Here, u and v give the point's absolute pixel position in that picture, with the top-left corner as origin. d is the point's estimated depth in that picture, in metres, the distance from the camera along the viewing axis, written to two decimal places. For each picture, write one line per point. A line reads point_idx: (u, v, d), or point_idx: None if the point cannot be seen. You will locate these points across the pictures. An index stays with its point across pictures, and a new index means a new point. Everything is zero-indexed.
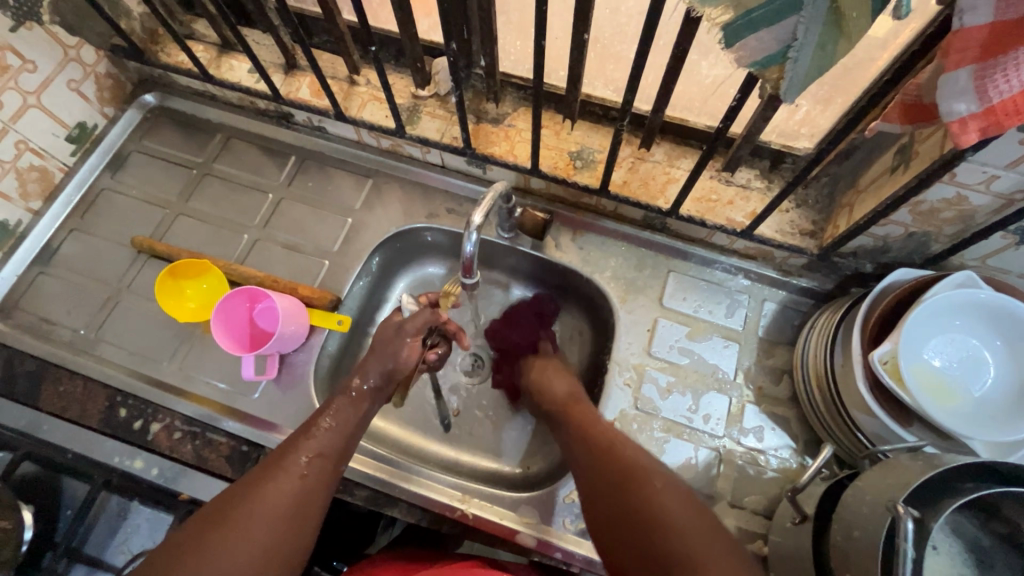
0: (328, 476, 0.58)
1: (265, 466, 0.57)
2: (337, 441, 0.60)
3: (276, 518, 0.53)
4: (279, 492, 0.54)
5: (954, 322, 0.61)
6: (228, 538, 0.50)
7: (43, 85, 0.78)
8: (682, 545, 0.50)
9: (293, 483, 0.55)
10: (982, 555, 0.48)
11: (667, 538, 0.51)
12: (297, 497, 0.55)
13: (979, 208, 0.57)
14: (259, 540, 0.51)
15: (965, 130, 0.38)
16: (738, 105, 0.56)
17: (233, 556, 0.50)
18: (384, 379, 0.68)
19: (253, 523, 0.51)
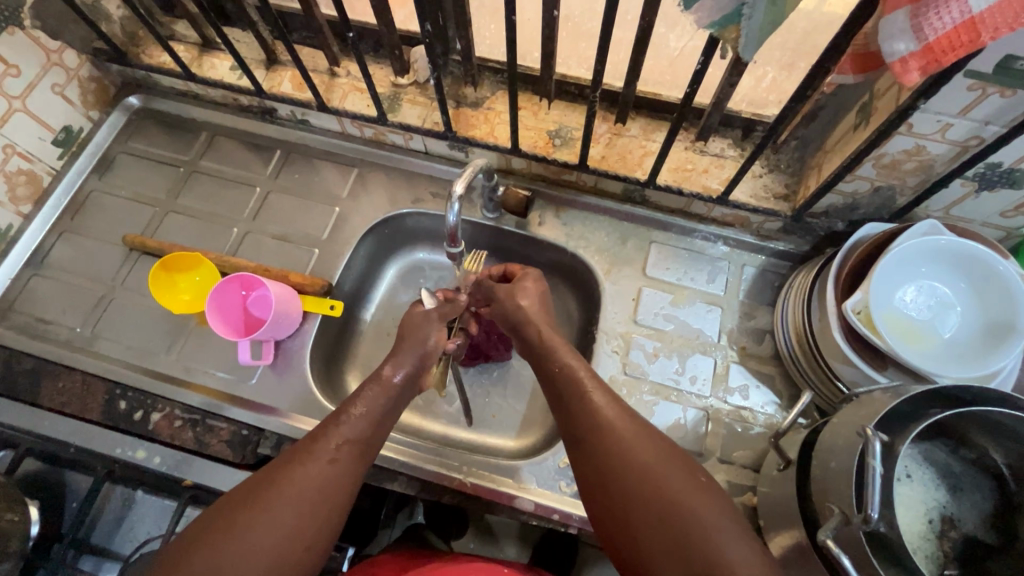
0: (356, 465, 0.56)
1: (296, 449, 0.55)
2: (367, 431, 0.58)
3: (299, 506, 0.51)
4: (307, 478, 0.52)
5: (921, 269, 0.63)
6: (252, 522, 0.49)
7: (27, 89, 0.79)
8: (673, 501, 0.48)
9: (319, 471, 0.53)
10: (952, 479, 0.51)
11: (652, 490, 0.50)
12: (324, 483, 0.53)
13: (937, 158, 0.60)
14: (281, 527, 0.50)
15: (907, 69, 0.40)
16: (704, 69, 0.58)
17: (255, 534, 0.49)
18: (414, 365, 0.65)
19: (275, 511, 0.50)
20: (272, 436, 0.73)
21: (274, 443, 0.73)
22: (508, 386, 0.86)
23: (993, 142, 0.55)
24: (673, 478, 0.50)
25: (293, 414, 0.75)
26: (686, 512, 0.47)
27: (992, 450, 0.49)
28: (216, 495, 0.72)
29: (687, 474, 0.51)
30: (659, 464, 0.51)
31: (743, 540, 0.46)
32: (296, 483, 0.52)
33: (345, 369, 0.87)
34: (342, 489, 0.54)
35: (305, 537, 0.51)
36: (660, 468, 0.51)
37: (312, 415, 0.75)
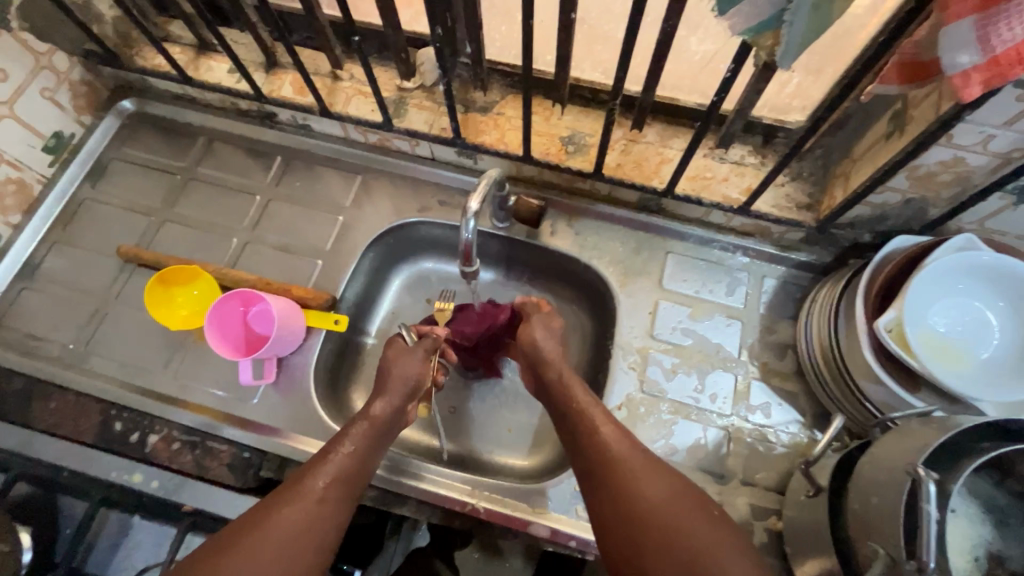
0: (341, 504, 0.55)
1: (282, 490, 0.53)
2: (353, 469, 0.57)
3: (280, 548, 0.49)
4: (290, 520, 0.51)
5: (957, 286, 0.60)
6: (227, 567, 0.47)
7: (16, 94, 0.76)
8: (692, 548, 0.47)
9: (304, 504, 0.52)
10: (999, 514, 0.48)
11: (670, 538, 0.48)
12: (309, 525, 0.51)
13: (976, 170, 0.57)
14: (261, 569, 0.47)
15: (969, 83, 0.37)
16: (732, 77, 0.55)
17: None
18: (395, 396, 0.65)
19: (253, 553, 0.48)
20: (276, 457, 0.70)
21: (277, 465, 0.70)
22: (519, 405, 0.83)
23: None
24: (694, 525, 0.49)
25: (298, 435, 0.72)
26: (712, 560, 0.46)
27: None
28: (217, 521, 0.68)
29: (707, 518, 0.49)
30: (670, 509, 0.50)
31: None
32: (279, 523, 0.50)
33: (350, 385, 0.83)
34: (331, 525, 0.53)
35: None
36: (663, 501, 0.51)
37: (316, 436, 0.72)
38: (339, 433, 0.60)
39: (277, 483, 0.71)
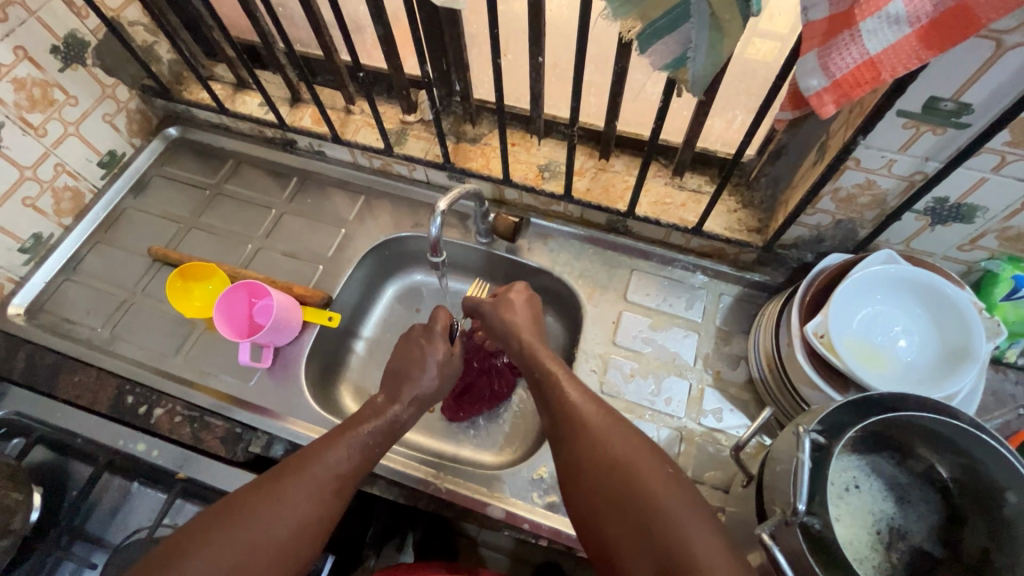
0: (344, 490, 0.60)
1: (292, 469, 0.59)
2: (361, 461, 0.63)
3: (286, 526, 0.55)
4: (297, 501, 0.57)
5: (876, 296, 0.67)
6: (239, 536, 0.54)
7: (82, 117, 0.91)
8: (613, 460, 0.55)
9: (319, 482, 0.58)
10: (900, 491, 0.52)
11: (603, 457, 0.56)
12: (315, 508, 0.57)
13: (888, 192, 0.65)
14: (267, 543, 0.54)
15: (824, 102, 0.45)
16: (665, 107, 0.65)
17: (244, 548, 0.53)
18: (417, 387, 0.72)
19: (261, 529, 0.54)
20: (265, 434, 0.78)
21: (265, 443, 0.77)
22: (500, 420, 0.89)
23: (935, 177, 0.59)
24: (612, 440, 0.57)
25: (287, 416, 0.79)
26: (622, 464, 0.55)
27: (936, 462, 0.51)
28: (205, 488, 0.75)
29: (625, 434, 0.57)
30: (602, 432, 0.58)
31: (674, 483, 0.52)
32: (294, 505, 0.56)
33: (340, 380, 0.91)
34: (335, 508, 0.59)
35: (299, 550, 0.56)
36: (608, 437, 0.57)
37: (301, 417, 0.79)
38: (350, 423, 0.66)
39: (263, 459, 0.77)
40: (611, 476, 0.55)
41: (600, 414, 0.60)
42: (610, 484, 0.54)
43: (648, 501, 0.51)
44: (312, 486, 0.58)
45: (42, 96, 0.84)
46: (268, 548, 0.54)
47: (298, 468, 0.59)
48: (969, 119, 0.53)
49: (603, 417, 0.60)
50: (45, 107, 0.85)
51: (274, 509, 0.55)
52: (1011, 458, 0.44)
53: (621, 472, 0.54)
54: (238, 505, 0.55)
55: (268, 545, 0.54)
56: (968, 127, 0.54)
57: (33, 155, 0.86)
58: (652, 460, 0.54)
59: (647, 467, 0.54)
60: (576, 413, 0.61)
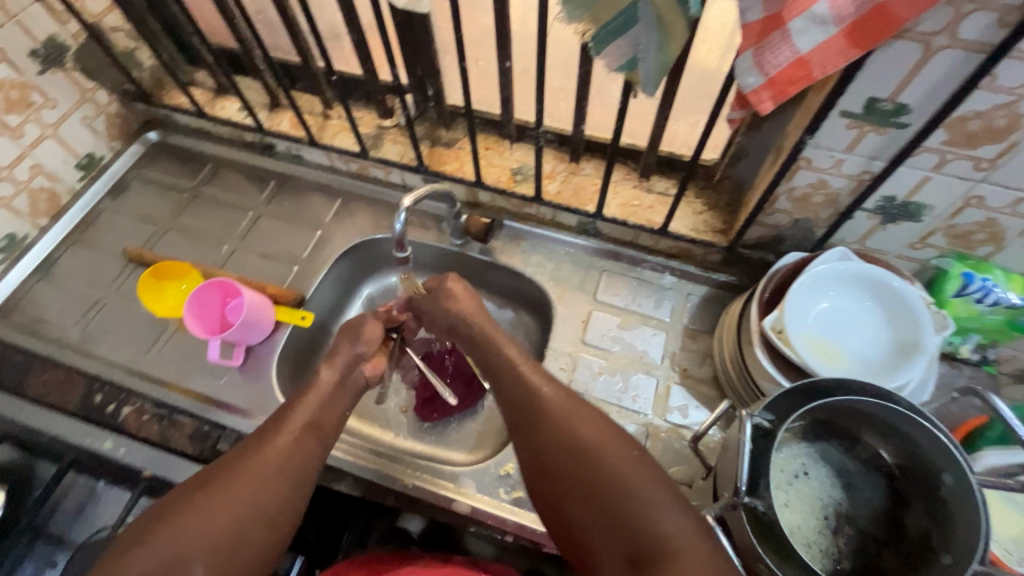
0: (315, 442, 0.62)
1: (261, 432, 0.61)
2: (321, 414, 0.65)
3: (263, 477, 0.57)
4: (267, 453, 0.59)
5: (831, 292, 0.68)
6: (220, 493, 0.55)
7: (61, 119, 0.92)
8: (584, 446, 0.56)
9: (270, 465, 0.58)
10: (848, 477, 0.53)
11: (574, 442, 0.56)
12: (287, 459, 0.59)
13: (840, 191, 0.67)
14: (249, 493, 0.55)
15: (761, 99, 0.48)
16: (626, 110, 0.67)
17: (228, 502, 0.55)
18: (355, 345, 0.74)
19: (211, 519, 0.53)
20: (233, 432, 0.77)
21: (232, 441, 0.77)
22: (473, 419, 0.90)
23: (880, 176, 0.62)
24: (584, 428, 0.57)
25: (255, 414, 0.79)
26: (593, 453, 0.55)
27: (880, 447, 0.53)
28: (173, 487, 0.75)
29: (594, 420, 0.58)
30: (569, 416, 0.59)
31: (641, 470, 0.53)
32: (256, 477, 0.57)
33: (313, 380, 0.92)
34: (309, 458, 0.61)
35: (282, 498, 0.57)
36: (575, 421, 0.58)
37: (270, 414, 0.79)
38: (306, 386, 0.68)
39: None
40: (581, 461, 0.55)
41: (565, 399, 0.61)
42: (579, 467, 0.55)
43: (618, 489, 0.52)
44: (283, 443, 0.60)
45: (20, 98, 0.86)
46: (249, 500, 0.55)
47: (245, 455, 0.58)
48: (907, 119, 0.56)
49: (570, 401, 0.60)
50: (23, 109, 0.86)
51: (223, 497, 0.55)
52: (950, 445, 0.45)
53: (593, 460, 0.54)
54: (181, 499, 0.55)
55: (237, 522, 0.54)
56: (907, 126, 0.57)
57: (10, 156, 0.87)
58: (619, 447, 0.55)
59: (615, 451, 0.55)
60: (544, 401, 0.61)
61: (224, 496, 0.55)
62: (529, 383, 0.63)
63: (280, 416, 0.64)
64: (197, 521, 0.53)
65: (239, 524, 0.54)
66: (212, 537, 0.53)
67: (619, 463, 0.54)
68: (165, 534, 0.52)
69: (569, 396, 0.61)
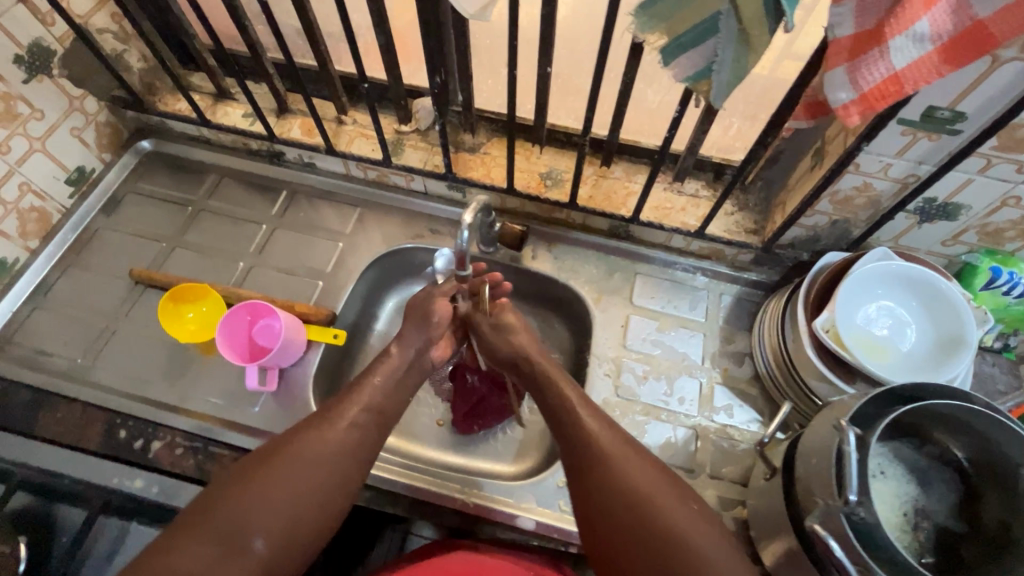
0: (371, 428, 0.64)
1: (316, 417, 0.62)
2: (379, 402, 0.66)
3: (316, 462, 0.58)
4: (322, 439, 0.60)
5: (877, 290, 0.71)
6: (274, 475, 0.56)
7: (49, 131, 0.84)
8: (637, 498, 0.58)
9: (327, 442, 0.60)
10: (921, 474, 0.56)
11: (625, 490, 0.59)
12: (339, 447, 0.60)
13: (883, 193, 0.69)
14: (303, 479, 0.57)
15: (849, 113, 0.48)
16: (680, 117, 0.67)
17: (283, 485, 0.56)
18: (405, 365, 0.72)
19: (282, 487, 0.56)
20: None
21: None
22: (513, 429, 0.89)
23: (927, 179, 0.64)
24: (637, 477, 0.60)
25: None
26: (651, 505, 0.57)
27: (952, 445, 0.55)
28: None
29: (646, 471, 0.60)
30: (621, 461, 0.61)
31: (696, 525, 0.56)
32: (307, 461, 0.58)
33: None
34: (361, 447, 0.62)
35: (333, 485, 0.58)
36: (629, 468, 0.60)
37: None
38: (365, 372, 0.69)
39: None
40: (636, 511, 0.57)
41: (619, 443, 0.63)
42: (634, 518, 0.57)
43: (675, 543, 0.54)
44: (336, 431, 0.61)
45: (5, 110, 0.78)
46: (301, 485, 0.56)
47: (297, 436, 0.60)
48: (961, 126, 0.58)
49: (622, 444, 0.63)
50: (8, 122, 0.78)
51: (280, 477, 0.56)
52: None
53: (650, 512, 0.57)
54: (252, 465, 0.57)
55: (290, 503, 0.55)
56: (960, 133, 0.59)
57: None
58: (674, 502, 0.58)
59: (669, 504, 0.58)
60: (596, 440, 0.63)
61: (279, 479, 0.56)
62: (575, 412, 0.66)
63: (348, 394, 0.66)
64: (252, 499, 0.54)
65: (291, 509, 0.55)
66: (267, 514, 0.54)
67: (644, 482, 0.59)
68: (239, 496, 0.54)
69: (621, 438, 0.63)
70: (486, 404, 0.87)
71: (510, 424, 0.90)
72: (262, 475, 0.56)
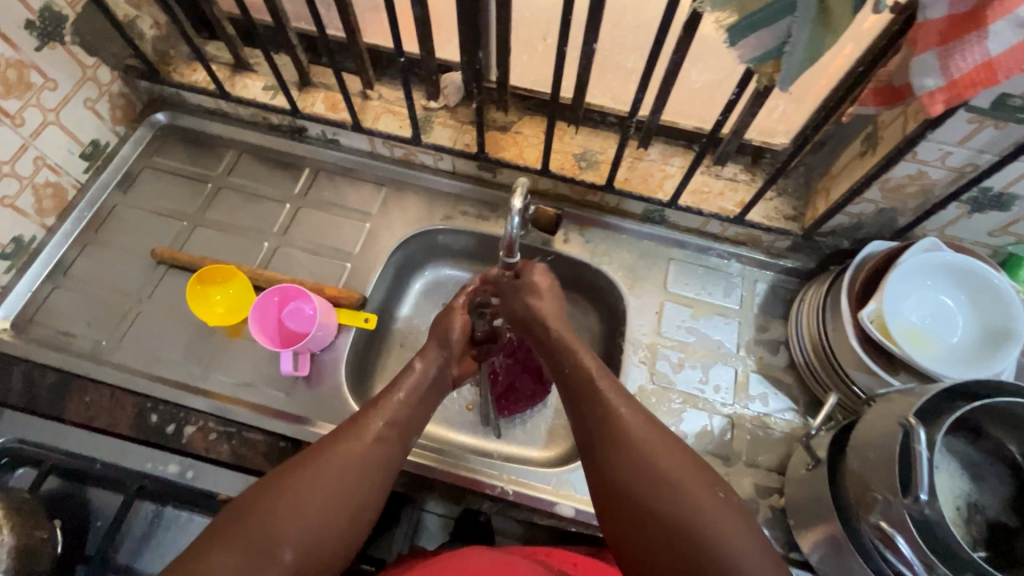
0: (403, 438, 0.58)
1: (346, 424, 0.56)
2: (410, 411, 0.60)
3: (352, 475, 0.52)
4: (357, 449, 0.54)
5: (926, 281, 0.70)
6: (308, 489, 0.50)
7: (63, 102, 0.80)
8: (655, 477, 0.53)
9: (361, 454, 0.54)
10: (974, 469, 0.56)
11: (646, 471, 0.53)
12: (374, 457, 0.54)
13: (937, 181, 0.67)
14: (338, 493, 0.51)
15: (934, 101, 0.47)
16: (735, 99, 0.65)
17: (318, 499, 0.50)
18: (444, 355, 0.69)
19: (311, 507, 0.49)
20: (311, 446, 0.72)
21: None
22: (543, 414, 0.89)
23: (988, 169, 0.62)
24: (661, 458, 0.54)
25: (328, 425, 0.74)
26: (672, 486, 0.52)
27: (1007, 440, 0.55)
28: None
29: (670, 453, 0.55)
30: (645, 440, 0.55)
31: (716, 506, 0.51)
32: (342, 474, 0.52)
33: (375, 383, 0.87)
34: (392, 459, 0.56)
35: (367, 499, 0.53)
36: (651, 448, 0.55)
37: None
38: (394, 380, 0.63)
39: None
40: (655, 491, 0.52)
41: (641, 420, 0.57)
42: (652, 497, 0.52)
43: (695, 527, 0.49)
44: (372, 441, 0.55)
45: (18, 79, 0.73)
46: (335, 502, 0.50)
47: (329, 446, 0.53)
48: None
49: (646, 423, 0.57)
50: (22, 92, 0.74)
51: (313, 491, 0.50)
52: None
53: (671, 493, 0.51)
54: (282, 476, 0.50)
55: (324, 520, 0.49)
56: None
57: (11, 148, 0.75)
58: (699, 485, 0.52)
59: (692, 485, 0.52)
60: (615, 415, 0.58)
61: (313, 493, 0.50)
62: (605, 400, 0.59)
63: (370, 403, 0.59)
64: (284, 513, 0.48)
65: (326, 526, 0.49)
66: (301, 531, 0.48)
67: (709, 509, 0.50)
68: (262, 518, 0.48)
69: (647, 418, 0.58)
70: (517, 388, 0.87)
71: (540, 408, 0.89)
72: (295, 488, 0.50)
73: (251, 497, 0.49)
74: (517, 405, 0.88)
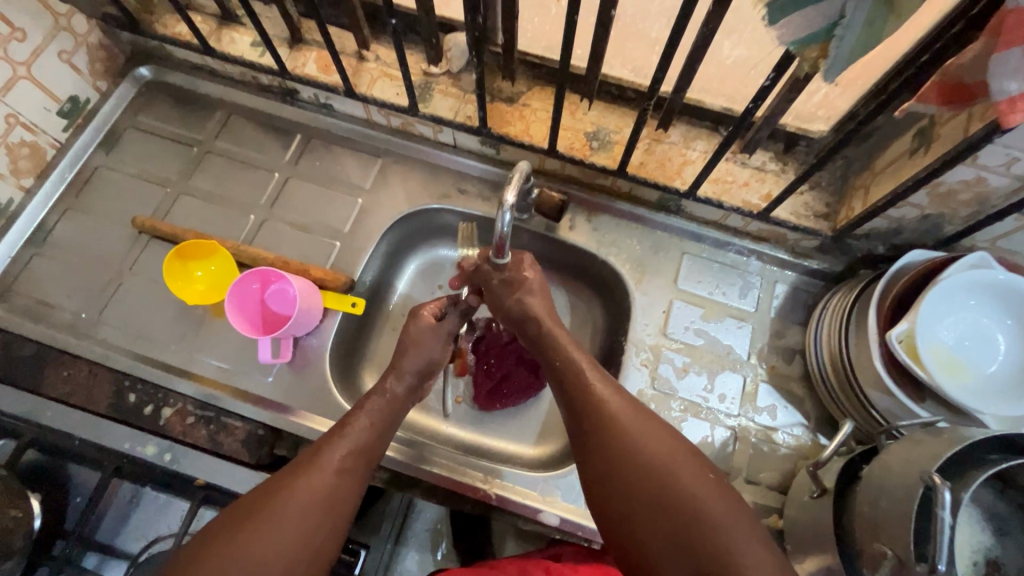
0: (362, 473, 0.55)
1: (299, 461, 0.53)
2: (371, 442, 0.57)
3: (304, 520, 0.49)
4: (310, 491, 0.51)
5: (969, 302, 0.63)
6: (254, 540, 0.47)
7: (33, 55, 0.74)
8: (648, 465, 0.52)
9: (315, 497, 0.51)
10: (999, 522, 0.50)
11: (641, 461, 0.53)
12: (330, 497, 0.52)
13: (996, 190, 0.58)
14: (288, 542, 0.48)
15: (1014, 108, 0.44)
16: (771, 85, 0.56)
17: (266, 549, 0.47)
18: (430, 361, 0.68)
19: (262, 556, 0.47)
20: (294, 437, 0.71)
21: (292, 445, 0.72)
22: (537, 409, 0.85)
23: None
24: (653, 447, 0.54)
25: (310, 415, 0.72)
26: (669, 474, 0.51)
27: None
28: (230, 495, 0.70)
29: (664, 443, 0.54)
30: (636, 429, 0.55)
31: (715, 493, 0.50)
32: (292, 521, 0.49)
33: (364, 368, 0.84)
34: (350, 498, 0.53)
35: (322, 542, 0.50)
36: (644, 434, 0.55)
37: (329, 416, 0.72)
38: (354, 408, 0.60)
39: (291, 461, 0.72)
40: (649, 480, 0.52)
41: (633, 411, 0.57)
42: (650, 488, 0.51)
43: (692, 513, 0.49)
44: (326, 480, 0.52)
45: None
46: (286, 551, 0.48)
47: (278, 490, 0.51)
48: None
49: (637, 413, 0.57)
50: None
51: (260, 543, 0.47)
52: None
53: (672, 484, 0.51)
54: (229, 529, 0.48)
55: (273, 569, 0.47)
56: None
57: None
58: (694, 472, 0.52)
59: (686, 472, 0.52)
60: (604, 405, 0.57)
61: (260, 543, 0.47)
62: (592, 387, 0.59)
63: (327, 436, 0.56)
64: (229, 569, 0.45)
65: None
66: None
67: (700, 489, 0.50)
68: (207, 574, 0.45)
69: (640, 412, 0.57)
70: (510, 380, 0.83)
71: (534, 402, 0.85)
72: (240, 539, 0.47)
73: (196, 553, 0.47)
74: (509, 397, 0.83)
